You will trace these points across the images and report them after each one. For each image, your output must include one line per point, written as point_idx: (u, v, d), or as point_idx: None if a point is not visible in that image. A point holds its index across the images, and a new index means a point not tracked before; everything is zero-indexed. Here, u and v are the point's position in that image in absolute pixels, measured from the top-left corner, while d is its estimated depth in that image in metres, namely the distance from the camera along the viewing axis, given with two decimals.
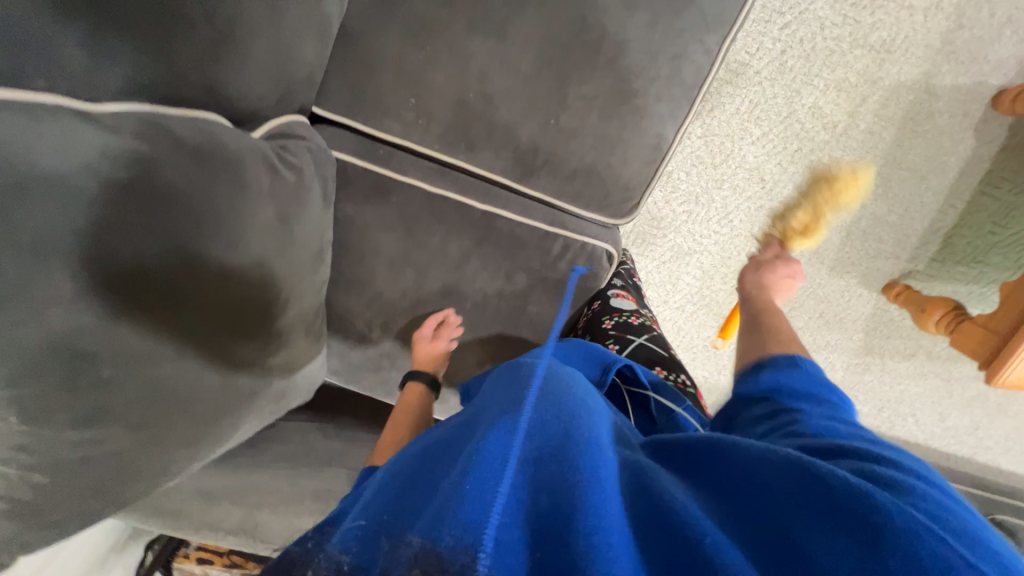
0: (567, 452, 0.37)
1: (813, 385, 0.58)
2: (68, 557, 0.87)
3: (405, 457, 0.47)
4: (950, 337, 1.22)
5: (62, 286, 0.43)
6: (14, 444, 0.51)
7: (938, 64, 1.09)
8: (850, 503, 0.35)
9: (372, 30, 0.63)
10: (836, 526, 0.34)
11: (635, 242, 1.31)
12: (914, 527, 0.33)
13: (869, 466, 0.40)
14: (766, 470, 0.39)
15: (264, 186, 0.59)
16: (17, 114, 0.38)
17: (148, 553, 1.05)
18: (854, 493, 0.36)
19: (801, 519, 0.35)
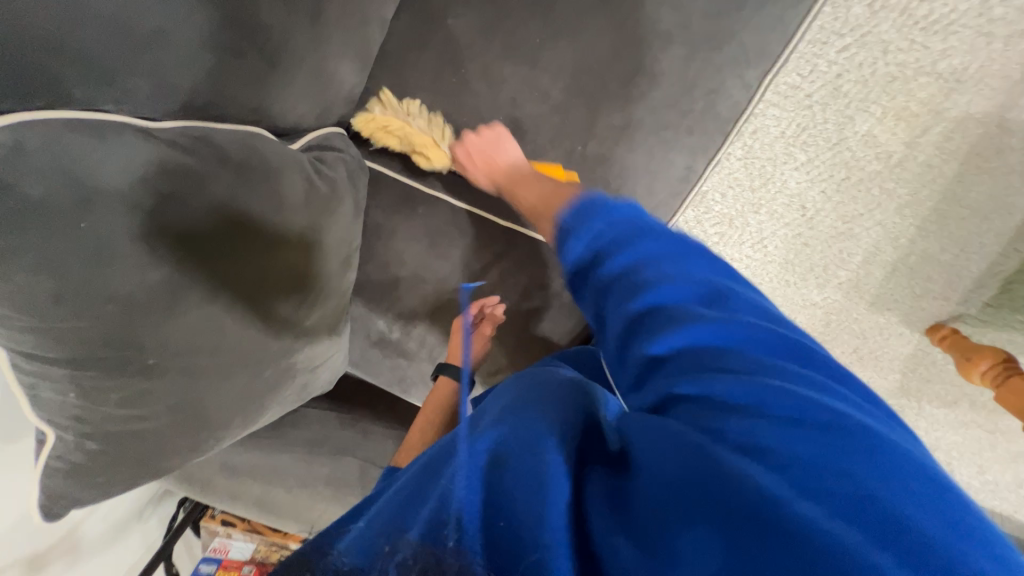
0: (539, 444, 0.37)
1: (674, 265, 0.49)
2: (109, 508, 0.97)
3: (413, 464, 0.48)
4: (995, 392, 1.14)
5: (117, 285, 0.48)
6: (72, 414, 0.58)
7: (1016, 97, 1.00)
8: (725, 493, 0.32)
9: (411, 51, 0.65)
10: (720, 519, 0.31)
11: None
12: (797, 526, 0.29)
13: (769, 436, 0.35)
14: (671, 464, 0.35)
15: (299, 197, 0.63)
16: (86, 132, 0.42)
17: (179, 510, 1.15)
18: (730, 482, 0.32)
19: (688, 508, 0.32)
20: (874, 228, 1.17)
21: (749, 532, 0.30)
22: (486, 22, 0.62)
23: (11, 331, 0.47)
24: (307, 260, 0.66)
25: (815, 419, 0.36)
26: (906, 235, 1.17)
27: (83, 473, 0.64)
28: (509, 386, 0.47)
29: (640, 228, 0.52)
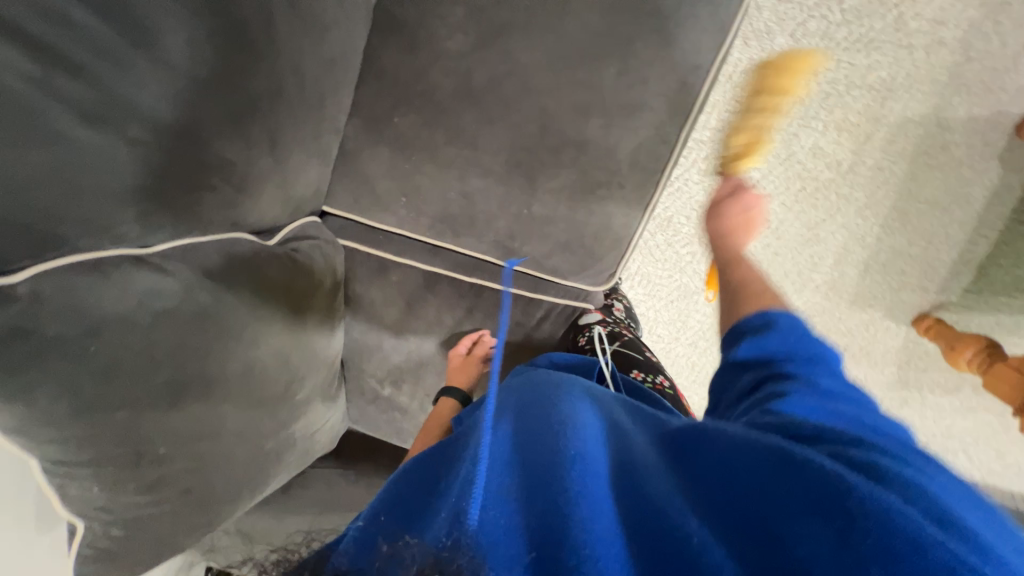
0: (555, 467, 0.42)
1: (797, 336, 0.61)
2: None
3: (415, 477, 0.56)
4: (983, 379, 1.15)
5: (127, 392, 0.56)
6: (98, 505, 0.65)
7: (949, 97, 1.05)
8: (833, 495, 0.39)
9: (366, 146, 0.74)
10: (822, 513, 0.38)
11: (641, 285, 1.29)
12: (894, 521, 0.36)
13: (863, 457, 0.44)
14: (753, 462, 0.43)
15: (280, 287, 0.71)
16: (92, 271, 0.50)
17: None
18: (835, 484, 0.39)
19: (798, 519, 0.39)
20: (839, 231, 1.21)
21: (859, 542, 0.36)
22: (427, 116, 0.70)
23: (41, 443, 0.55)
24: (293, 341, 0.74)
25: (914, 468, 0.43)
26: (872, 234, 1.21)
27: (111, 556, 0.71)
28: (522, 398, 0.55)
29: (793, 335, 0.61)
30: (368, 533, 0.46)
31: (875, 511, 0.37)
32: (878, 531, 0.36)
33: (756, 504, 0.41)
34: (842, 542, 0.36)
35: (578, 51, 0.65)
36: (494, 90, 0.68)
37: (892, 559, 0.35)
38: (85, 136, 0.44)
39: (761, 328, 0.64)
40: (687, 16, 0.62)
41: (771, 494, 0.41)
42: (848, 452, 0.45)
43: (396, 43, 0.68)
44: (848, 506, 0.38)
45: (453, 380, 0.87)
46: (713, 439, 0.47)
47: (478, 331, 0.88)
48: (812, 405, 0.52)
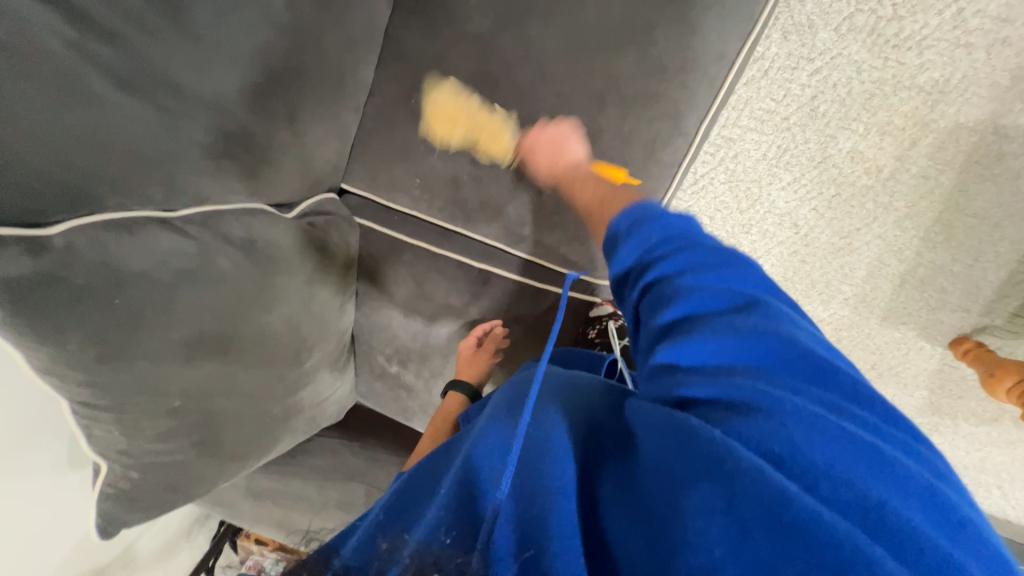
0: (545, 456, 0.43)
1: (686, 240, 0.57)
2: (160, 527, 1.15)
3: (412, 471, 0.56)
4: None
5: (147, 344, 0.60)
6: (119, 448, 0.70)
7: (1008, 103, 0.97)
8: (732, 470, 0.37)
9: (384, 127, 0.75)
10: (725, 488, 0.37)
11: None
12: (790, 502, 0.35)
13: (770, 417, 0.41)
14: (668, 443, 0.42)
15: (294, 258, 0.74)
16: (119, 229, 0.54)
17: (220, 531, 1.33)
18: (734, 459, 0.38)
19: (696, 490, 0.37)
20: (874, 242, 1.15)
21: (755, 523, 0.34)
22: (444, 99, 0.71)
23: (69, 385, 0.59)
24: (304, 311, 0.77)
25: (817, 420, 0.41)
26: (911, 247, 1.14)
27: (128, 499, 0.76)
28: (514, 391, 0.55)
29: (659, 226, 0.59)
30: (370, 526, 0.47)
31: (773, 491, 0.36)
32: (760, 503, 0.35)
33: (659, 478, 0.40)
34: (744, 524, 0.35)
35: (597, 38, 0.64)
36: (511, 75, 0.68)
37: (770, 521, 0.34)
38: (117, 99, 0.47)
39: (640, 226, 0.60)
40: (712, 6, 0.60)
41: (673, 467, 0.40)
42: (752, 409, 0.42)
43: (418, 24, 0.69)
44: (738, 479, 0.37)
45: (463, 372, 0.90)
46: (650, 412, 0.46)
47: (488, 322, 0.89)
48: (715, 343, 0.48)
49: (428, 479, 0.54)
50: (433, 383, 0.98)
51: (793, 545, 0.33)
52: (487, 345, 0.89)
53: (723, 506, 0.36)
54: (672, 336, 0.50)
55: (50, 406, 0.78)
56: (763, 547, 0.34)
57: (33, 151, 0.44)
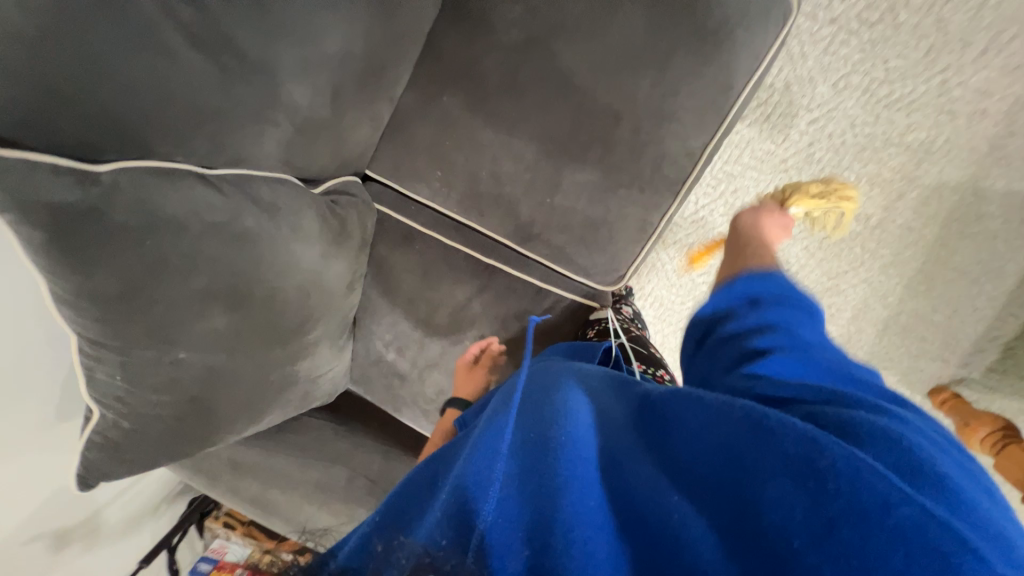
0: (546, 454, 0.44)
1: (776, 289, 0.69)
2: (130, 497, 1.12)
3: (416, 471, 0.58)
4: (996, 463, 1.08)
5: (166, 290, 0.62)
6: (116, 395, 0.72)
7: (987, 168, 1.05)
8: (806, 464, 0.41)
9: (414, 121, 0.81)
10: (799, 481, 0.40)
11: (653, 306, 1.32)
12: (872, 489, 0.39)
13: (840, 414, 0.47)
14: (719, 440, 0.44)
15: (314, 230, 0.77)
16: (160, 177, 0.58)
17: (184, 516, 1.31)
18: (810, 456, 0.41)
19: (773, 489, 0.41)
20: (860, 285, 1.20)
21: (840, 515, 0.38)
22: (472, 99, 0.77)
23: (85, 321, 0.62)
24: (315, 282, 0.80)
25: (874, 414, 0.47)
26: (894, 293, 1.19)
27: (114, 450, 0.77)
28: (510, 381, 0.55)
29: (769, 293, 0.68)
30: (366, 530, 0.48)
31: (856, 478, 0.39)
32: (851, 497, 0.39)
33: (739, 473, 0.43)
34: (827, 518, 0.38)
35: (618, 59, 0.70)
36: (536, 84, 0.74)
37: (859, 508, 0.38)
38: (185, 55, 0.51)
39: (757, 274, 0.73)
40: (724, 41, 0.66)
41: (748, 462, 0.43)
42: (827, 412, 0.48)
43: (454, 30, 0.75)
44: (830, 481, 0.39)
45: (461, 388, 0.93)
46: (689, 402, 0.48)
47: (485, 339, 0.93)
48: (792, 360, 0.56)
49: (426, 481, 0.56)
50: (427, 373, 1.00)
51: (882, 526, 0.38)
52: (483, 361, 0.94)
53: (804, 501, 0.39)
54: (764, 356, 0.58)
55: (60, 349, 0.80)
56: (850, 536, 0.38)
57: (103, 89, 0.49)
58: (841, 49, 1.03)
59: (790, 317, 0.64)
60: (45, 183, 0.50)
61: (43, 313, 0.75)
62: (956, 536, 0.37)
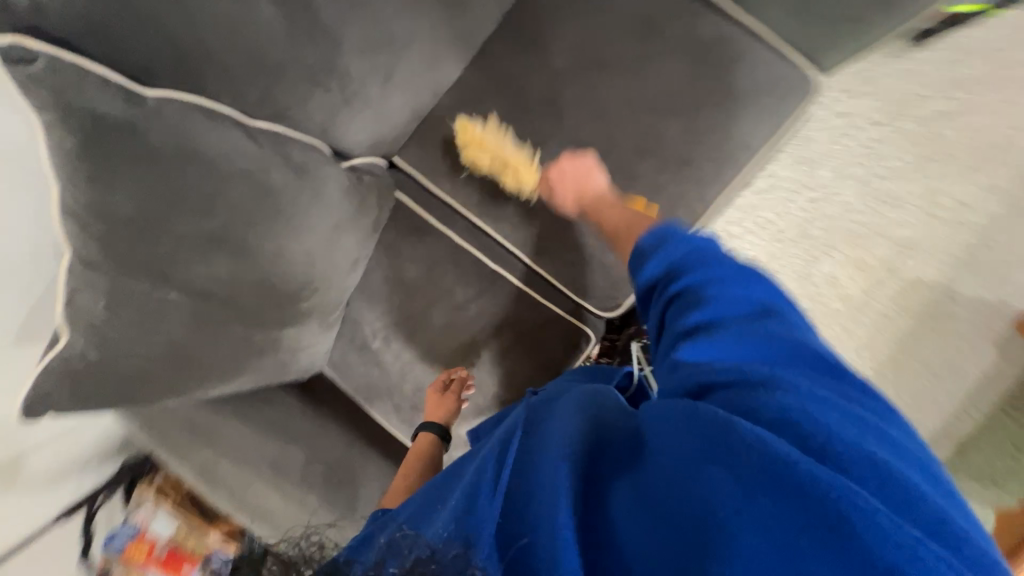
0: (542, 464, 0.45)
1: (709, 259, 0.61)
2: (63, 444, 1.00)
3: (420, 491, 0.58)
4: None
5: (179, 223, 0.62)
6: (90, 322, 0.68)
7: (961, 273, 1.13)
8: (725, 445, 0.41)
9: (452, 119, 0.85)
10: (733, 468, 0.40)
11: None
12: (791, 465, 0.39)
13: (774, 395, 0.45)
14: (676, 437, 0.44)
15: (335, 200, 0.77)
16: (203, 113, 0.59)
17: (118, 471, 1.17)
18: (727, 432, 0.42)
19: (707, 477, 0.40)
20: None
21: (762, 488, 0.38)
22: (510, 111, 0.80)
23: (85, 237, 0.60)
24: (324, 252, 0.79)
25: (802, 385, 0.46)
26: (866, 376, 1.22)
27: (74, 379, 0.71)
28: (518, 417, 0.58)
29: (692, 256, 0.61)
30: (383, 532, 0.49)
31: (779, 461, 0.39)
32: (765, 471, 0.39)
33: (672, 464, 0.42)
34: (753, 497, 0.38)
35: (655, 102, 0.75)
36: (573, 108, 0.78)
37: (776, 489, 0.38)
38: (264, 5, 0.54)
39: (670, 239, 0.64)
40: (754, 106, 0.73)
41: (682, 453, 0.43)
42: (752, 393, 0.45)
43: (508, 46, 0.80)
44: (744, 456, 0.40)
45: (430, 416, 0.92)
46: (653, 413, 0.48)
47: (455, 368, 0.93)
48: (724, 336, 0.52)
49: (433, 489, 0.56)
50: (409, 367, 0.99)
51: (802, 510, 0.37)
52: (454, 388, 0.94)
53: (732, 479, 0.39)
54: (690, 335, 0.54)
55: (48, 255, 0.78)
56: (767, 507, 0.38)
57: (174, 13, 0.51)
58: (846, 138, 1.12)
59: (722, 276, 0.58)
60: (90, 91, 0.50)
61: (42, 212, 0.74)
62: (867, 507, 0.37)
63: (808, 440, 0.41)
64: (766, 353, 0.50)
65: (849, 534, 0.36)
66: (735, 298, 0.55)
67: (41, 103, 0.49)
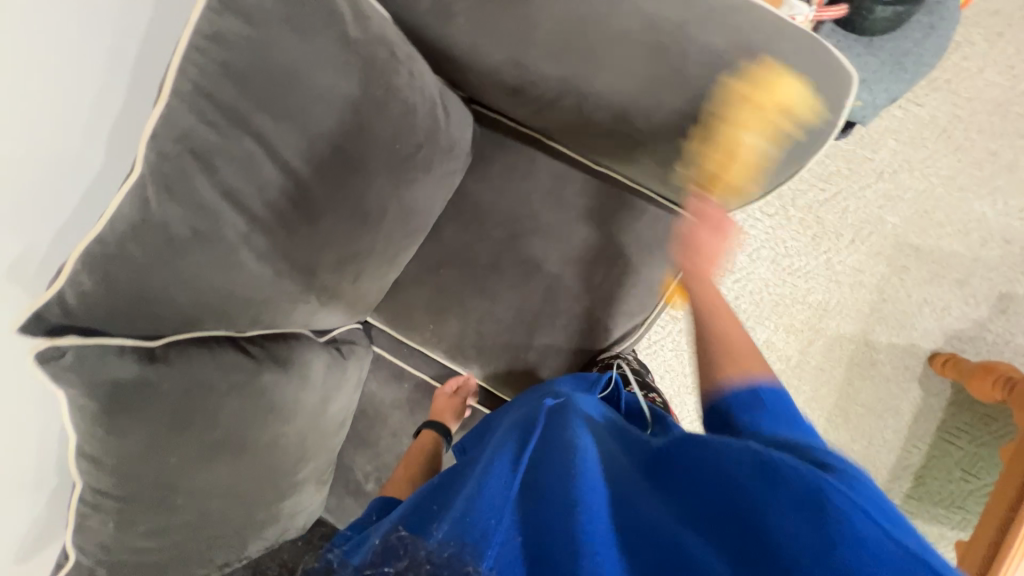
0: (566, 477, 0.47)
1: (774, 403, 0.62)
2: None
3: (410, 502, 0.57)
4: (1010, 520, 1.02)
5: (187, 442, 0.70)
6: (102, 542, 0.72)
7: (872, 324, 1.29)
8: (767, 473, 0.47)
9: (416, 283, 0.98)
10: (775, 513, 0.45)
11: (677, 407, 1.37)
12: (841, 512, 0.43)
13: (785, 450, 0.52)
14: (708, 478, 0.50)
15: (319, 379, 0.86)
16: (202, 347, 0.70)
17: None
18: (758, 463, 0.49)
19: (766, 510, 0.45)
20: None
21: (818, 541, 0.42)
22: (465, 273, 0.96)
23: (100, 472, 0.67)
24: (313, 423, 0.87)
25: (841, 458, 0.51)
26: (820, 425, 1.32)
27: None
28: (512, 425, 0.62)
29: (767, 410, 0.61)
30: (377, 535, 0.51)
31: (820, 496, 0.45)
32: (786, 496, 0.45)
33: (720, 481, 0.49)
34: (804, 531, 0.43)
35: (582, 256, 0.94)
36: (517, 267, 0.95)
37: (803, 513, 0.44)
38: (250, 264, 0.65)
39: (749, 403, 0.62)
40: (657, 248, 0.93)
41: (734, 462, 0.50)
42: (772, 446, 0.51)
43: (456, 224, 0.96)
44: (783, 491, 0.46)
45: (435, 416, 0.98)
46: (693, 450, 0.54)
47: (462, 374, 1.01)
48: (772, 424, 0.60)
49: (433, 487, 0.57)
50: None
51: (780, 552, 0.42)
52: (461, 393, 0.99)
53: (777, 513, 0.44)
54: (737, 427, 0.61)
55: (57, 469, 0.78)
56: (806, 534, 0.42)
57: (176, 289, 0.61)
58: (751, 229, 1.31)
59: (776, 403, 0.62)
60: (108, 363, 0.62)
61: (52, 426, 0.76)
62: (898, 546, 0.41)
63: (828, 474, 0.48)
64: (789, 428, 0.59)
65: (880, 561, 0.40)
66: (784, 426, 0.59)
67: (71, 382, 0.60)
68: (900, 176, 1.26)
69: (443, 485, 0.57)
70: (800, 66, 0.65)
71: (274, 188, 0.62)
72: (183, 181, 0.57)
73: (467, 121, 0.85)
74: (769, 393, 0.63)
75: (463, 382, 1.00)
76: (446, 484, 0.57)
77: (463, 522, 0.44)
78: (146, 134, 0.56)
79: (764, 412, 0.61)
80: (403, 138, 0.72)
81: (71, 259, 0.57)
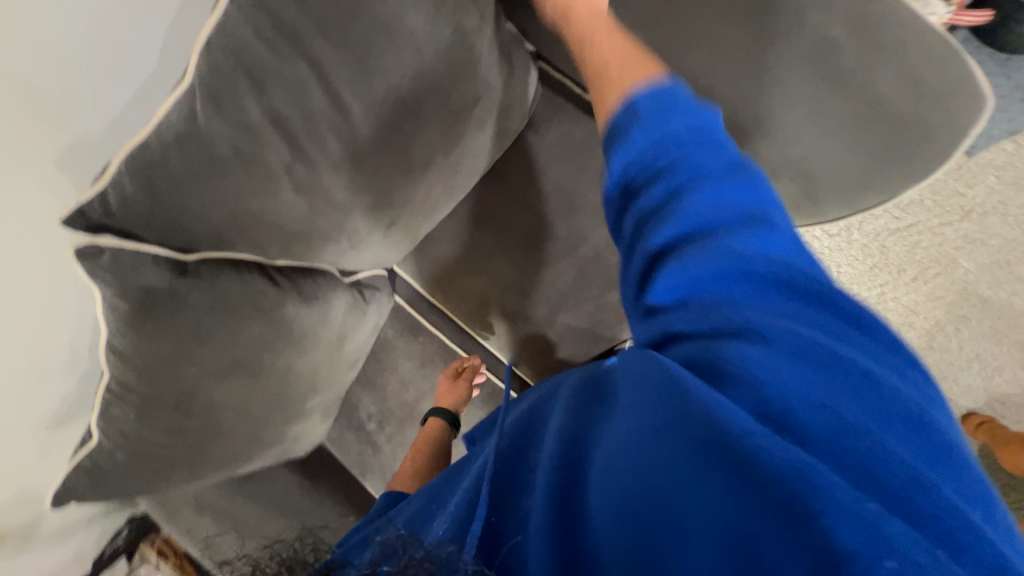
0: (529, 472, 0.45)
1: (687, 123, 0.45)
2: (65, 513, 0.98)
3: (420, 499, 0.57)
4: None
5: (209, 356, 0.72)
6: (121, 431, 0.77)
7: None
8: (707, 428, 0.34)
9: (447, 241, 0.95)
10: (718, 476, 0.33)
11: None
12: (813, 483, 0.31)
13: (758, 361, 0.37)
14: (642, 424, 0.38)
15: (339, 317, 0.87)
16: (232, 268, 0.70)
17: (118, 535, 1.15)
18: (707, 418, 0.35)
19: (693, 471, 0.33)
20: None
21: (763, 510, 0.31)
22: (498, 239, 0.93)
23: (125, 368, 0.70)
24: (327, 358, 0.89)
25: (839, 393, 0.36)
26: None
27: (98, 478, 0.80)
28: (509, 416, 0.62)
29: (667, 106, 0.46)
30: (385, 529, 0.49)
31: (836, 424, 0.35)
32: (739, 464, 0.33)
33: (655, 426, 0.37)
34: (746, 497, 0.32)
35: None
36: (552, 243, 0.91)
37: (744, 479, 0.32)
38: (288, 194, 0.63)
39: (638, 118, 0.46)
40: None
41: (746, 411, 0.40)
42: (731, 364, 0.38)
43: (498, 187, 0.92)
44: (727, 448, 0.33)
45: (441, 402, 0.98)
46: (634, 387, 0.41)
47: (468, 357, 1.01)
48: (708, 268, 0.41)
49: (444, 481, 0.57)
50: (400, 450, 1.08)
51: (764, 509, 0.31)
52: (467, 376, 1.00)
53: (711, 478, 0.33)
54: (671, 257, 0.42)
55: (88, 354, 0.83)
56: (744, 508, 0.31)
57: (213, 208, 0.60)
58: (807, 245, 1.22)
59: (694, 148, 0.44)
60: (143, 269, 0.62)
61: (85, 311, 0.79)
62: (878, 522, 0.30)
63: (832, 424, 0.35)
64: (781, 307, 0.40)
65: (851, 547, 0.29)
66: (714, 181, 0.43)
67: (106, 281, 0.61)
68: (989, 218, 1.14)
69: (449, 481, 0.56)
70: (932, 81, 0.56)
71: (323, 120, 0.60)
72: (232, 97, 0.55)
73: (531, 79, 0.79)
74: (687, 140, 0.44)
75: (469, 365, 1.01)
76: (451, 480, 0.56)
77: (462, 523, 0.42)
78: (201, 40, 0.53)
79: (643, 123, 0.45)
80: (463, 87, 0.67)
81: (116, 159, 0.56)
